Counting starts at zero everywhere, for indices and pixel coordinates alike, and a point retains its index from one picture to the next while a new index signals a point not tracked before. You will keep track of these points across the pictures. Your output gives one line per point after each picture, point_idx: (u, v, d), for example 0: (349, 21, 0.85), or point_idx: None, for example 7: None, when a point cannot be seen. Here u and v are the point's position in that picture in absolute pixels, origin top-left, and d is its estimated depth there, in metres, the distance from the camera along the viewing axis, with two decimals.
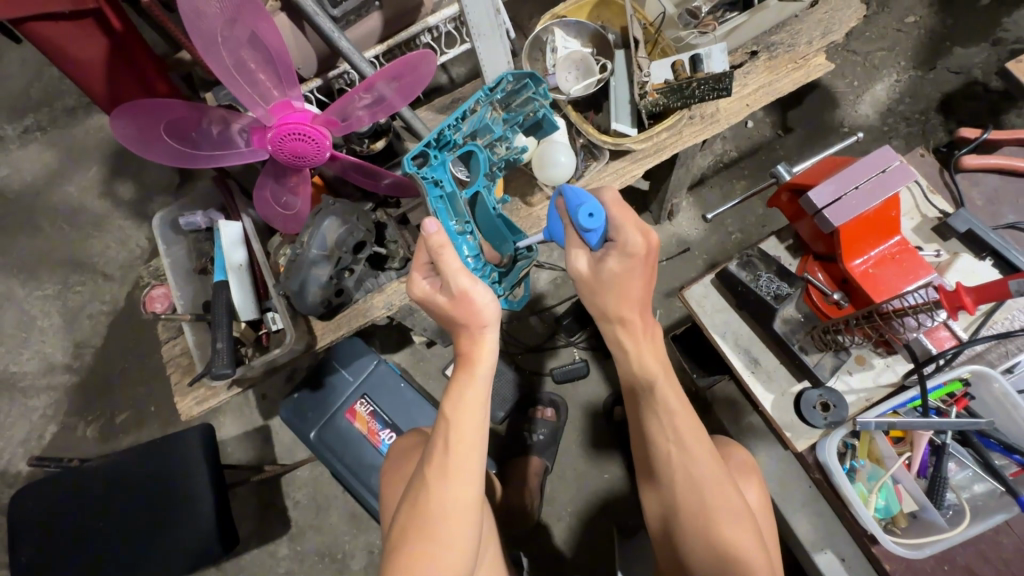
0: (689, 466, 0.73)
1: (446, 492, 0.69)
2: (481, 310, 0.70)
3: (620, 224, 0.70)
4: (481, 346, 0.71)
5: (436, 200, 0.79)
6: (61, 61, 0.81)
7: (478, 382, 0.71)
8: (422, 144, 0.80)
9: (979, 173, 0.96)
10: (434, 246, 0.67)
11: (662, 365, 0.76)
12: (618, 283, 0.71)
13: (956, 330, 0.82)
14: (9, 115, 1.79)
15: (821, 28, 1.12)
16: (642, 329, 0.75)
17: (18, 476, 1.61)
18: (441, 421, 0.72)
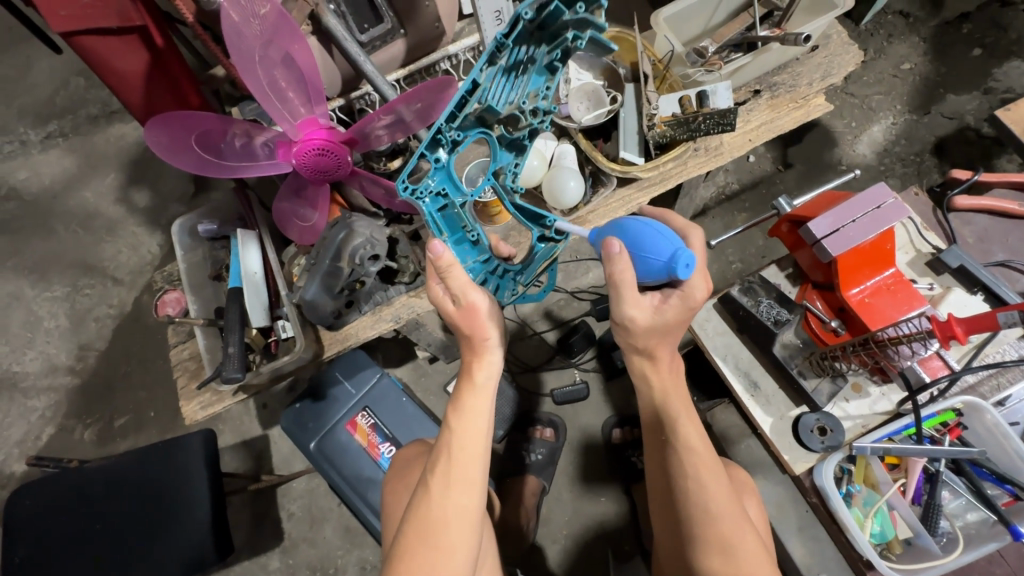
0: (705, 499, 0.72)
1: (449, 501, 0.70)
2: (484, 323, 0.72)
3: (693, 284, 0.69)
4: (487, 360, 0.74)
5: (434, 212, 0.75)
6: (102, 70, 0.85)
7: (480, 394, 0.74)
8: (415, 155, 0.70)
9: (970, 212, 1.00)
10: (442, 266, 0.68)
11: (674, 391, 0.77)
12: (666, 330, 0.72)
13: (947, 359, 0.84)
14: (33, 120, 1.84)
15: (821, 71, 1.18)
16: (665, 364, 0.77)
17: (12, 476, 1.60)
18: (445, 430, 0.74)
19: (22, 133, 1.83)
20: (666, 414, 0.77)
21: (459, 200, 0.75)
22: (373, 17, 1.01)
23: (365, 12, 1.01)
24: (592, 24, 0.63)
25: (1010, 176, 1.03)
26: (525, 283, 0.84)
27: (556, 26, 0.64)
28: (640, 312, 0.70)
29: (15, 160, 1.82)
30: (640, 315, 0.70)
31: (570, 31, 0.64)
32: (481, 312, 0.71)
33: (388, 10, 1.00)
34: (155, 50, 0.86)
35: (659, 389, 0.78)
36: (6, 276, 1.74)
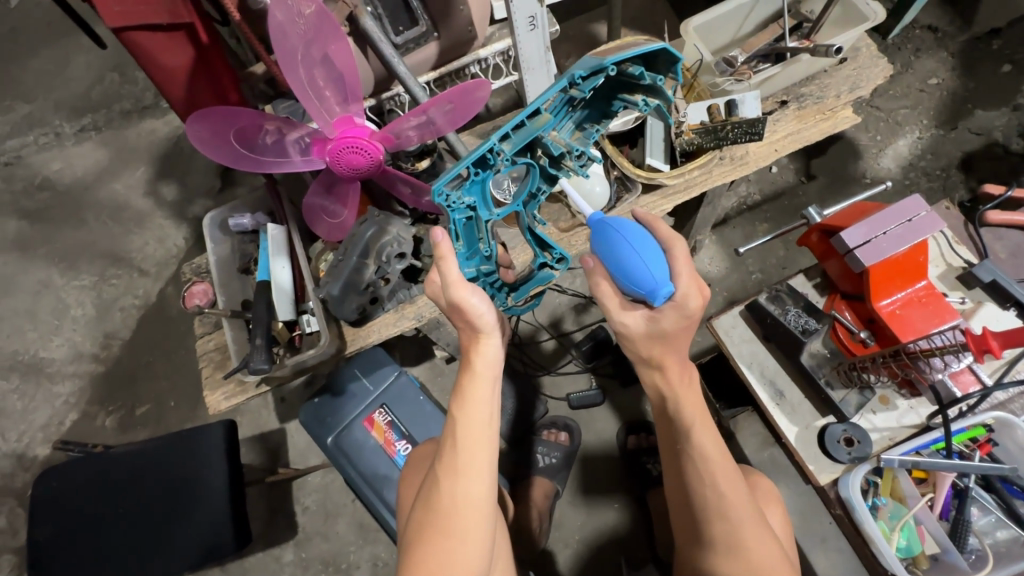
0: (723, 506, 0.72)
1: (458, 490, 0.70)
2: (478, 317, 0.72)
3: (684, 292, 0.67)
4: (484, 348, 0.74)
5: (459, 220, 0.77)
6: (148, 64, 0.87)
7: (481, 380, 0.74)
8: (460, 165, 0.73)
9: (1001, 227, 0.99)
10: (436, 254, 0.71)
11: (686, 398, 0.74)
12: (669, 337, 0.70)
13: (978, 373, 0.83)
14: (68, 114, 1.89)
15: (849, 83, 1.19)
16: (675, 375, 0.74)
17: (34, 460, 1.62)
18: (449, 420, 0.74)
19: (58, 126, 1.89)
20: (678, 418, 0.75)
21: (487, 218, 0.76)
22: (408, 20, 1.03)
23: (400, 15, 1.03)
24: (659, 95, 0.70)
25: None
26: (515, 299, 0.85)
27: (627, 86, 0.71)
28: (631, 320, 0.70)
29: (49, 152, 1.87)
30: (634, 323, 0.70)
31: (637, 93, 0.72)
32: (471, 309, 0.71)
33: (423, 12, 1.02)
34: (199, 46, 0.88)
35: (670, 394, 0.75)
36: (37, 264, 1.78)
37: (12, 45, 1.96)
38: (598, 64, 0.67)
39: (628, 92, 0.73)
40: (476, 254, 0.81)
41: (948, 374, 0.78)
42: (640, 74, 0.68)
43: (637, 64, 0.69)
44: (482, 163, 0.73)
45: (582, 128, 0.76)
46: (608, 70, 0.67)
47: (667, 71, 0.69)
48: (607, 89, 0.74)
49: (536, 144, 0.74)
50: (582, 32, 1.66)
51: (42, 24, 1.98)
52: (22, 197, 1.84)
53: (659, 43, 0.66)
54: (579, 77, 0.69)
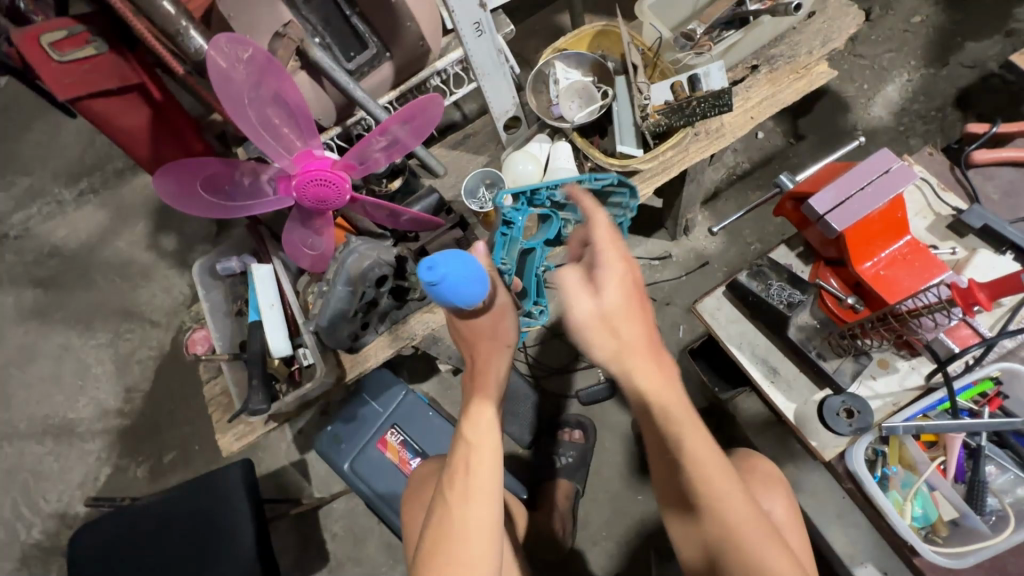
0: (725, 507, 0.64)
1: (467, 517, 0.65)
2: (507, 328, 0.75)
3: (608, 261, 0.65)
4: (495, 364, 0.73)
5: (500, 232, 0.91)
6: (107, 129, 0.89)
7: (494, 401, 0.71)
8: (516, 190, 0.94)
9: (992, 167, 0.94)
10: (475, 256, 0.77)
11: (669, 399, 0.62)
12: (625, 314, 0.62)
13: (978, 327, 0.79)
14: (65, 180, 1.94)
15: (820, 38, 1.15)
16: (656, 372, 0.62)
17: (76, 517, 1.68)
18: (459, 444, 0.70)
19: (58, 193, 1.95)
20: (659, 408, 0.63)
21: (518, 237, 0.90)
22: (358, 44, 1.03)
23: (349, 40, 1.03)
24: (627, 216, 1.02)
25: None
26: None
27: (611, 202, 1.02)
28: (577, 302, 0.63)
29: (53, 220, 1.92)
30: (583, 306, 0.63)
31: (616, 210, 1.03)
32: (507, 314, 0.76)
33: (371, 35, 1.03)
34: (155, 105, 0.90)
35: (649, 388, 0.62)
36: (55, 329, 1.83)
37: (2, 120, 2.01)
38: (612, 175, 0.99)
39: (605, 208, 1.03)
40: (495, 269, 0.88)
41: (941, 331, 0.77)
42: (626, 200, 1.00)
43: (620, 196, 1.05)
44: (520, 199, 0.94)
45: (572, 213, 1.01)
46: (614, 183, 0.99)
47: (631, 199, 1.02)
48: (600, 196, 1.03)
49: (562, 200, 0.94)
50: (547, 25, 1.63)
51: (30, 98, 2.05)
52: (33, 266, 1.89)
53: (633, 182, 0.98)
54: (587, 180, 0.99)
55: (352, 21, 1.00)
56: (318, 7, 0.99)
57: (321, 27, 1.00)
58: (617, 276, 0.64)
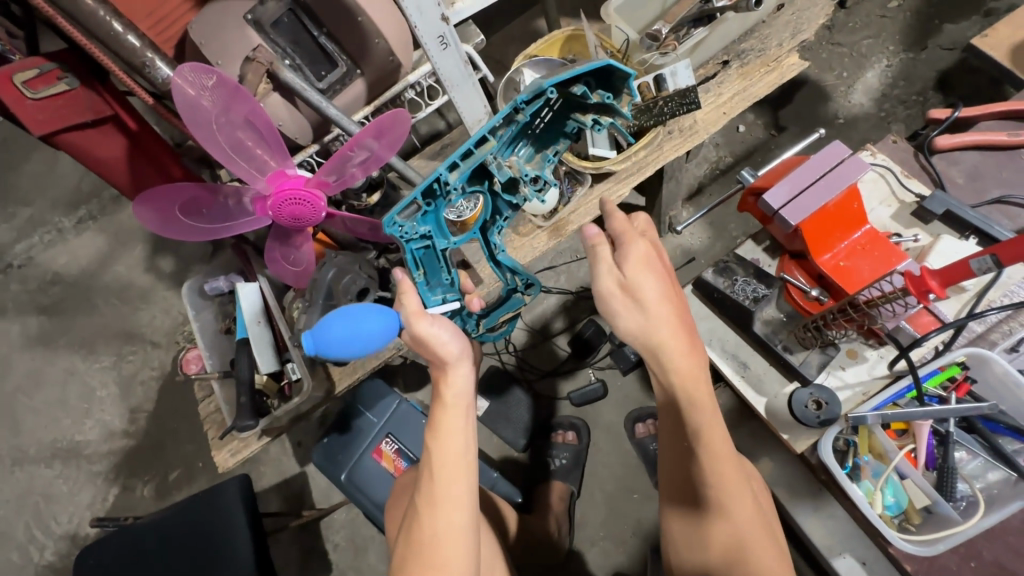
0: (724, 494, 0.71)
1: (438, 522, 0.67)
2: (443, 348, 0.72)
3: (625, 239, 0.71)
4: (453, 379, 0.72)
5: (415, 249, 0.81)
6: (87, 160, 0.94)
7: (453, 413, 0.72)
8: (411, 196, 0.76)
9: (958, 151, 0.97)
10: (403, 289, 0.75)
11: (696, 381, 0.70)
12: (664, 294, 0.69)
13: (940, 313, 0.83)
14: (65, 209, 1.91)
15: (790, 30, 1.15)
16: (683, 354, 0.69)
17: (85, 538, 1.70)
18: (425, 455, 0.71)
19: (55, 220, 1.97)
20: (692, 398, 0.70)
21: (444, 246, 0.81)
22: (328, 63, 1.04)
23: (320, 60, 1.04)
24: (613, 112, 0.73)
25: (994, 107, 0.98)
26: (484, 328, 0.90)
27: (579, 106, 0.74)
28: (648, 284, 0.69)
29: (54, 248, 1.90)
30: (652, 287, 0.69)
31: (590, 113, 0.75)
32: (433, 338, 0.72)
33: (341, 53, 1.04)
34: (130, 133, 0.95)
35: (681, 370, 0.69)
36: (60, 354, 1.82)
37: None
38: (537, 87, 0.68)
39: (579, 112, 0.76)
40: (439, 283, 0.85)
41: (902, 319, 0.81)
42: (586, 94, 0.70)
43: (585, 82, 0.71)
44: (431, 194, 0.77)
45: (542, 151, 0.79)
46: (550, 91, 0.68)
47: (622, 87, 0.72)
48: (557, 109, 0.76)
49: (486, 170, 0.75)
50: (525, 31, 1.65)
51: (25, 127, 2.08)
52: (37, 293, 1.87)
53: (603, 60, 0.68)
54: (521, 103, 0.70)
55: (320, 41, 1.01)
56: (286, 29, 1.00)
57: (291, 48, 1.01)
58: (641, 255, 0.70)
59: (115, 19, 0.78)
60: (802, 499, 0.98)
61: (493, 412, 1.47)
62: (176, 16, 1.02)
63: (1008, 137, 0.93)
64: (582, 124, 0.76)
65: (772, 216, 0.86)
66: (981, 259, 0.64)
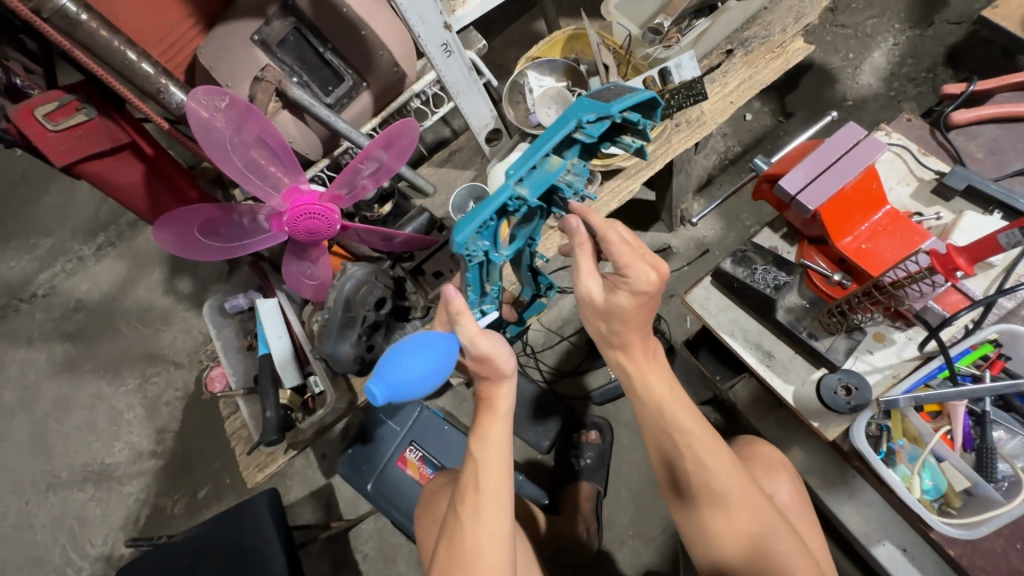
0: (710, 479, 0.72)
1: (481, 532, 0.67)
2: (500, 365, 0.69)
3: (632, 265, 0.69)
4: (503, 391, 0.72)
5: (473, 267, 0.71)
6: (107, 188, 0.97)
7: (501, 424, 0.72)
8: (479, 208, 0.65)
9: (972, 126, 0.95)
10: (455, 312, 0.67)
11: (653, 371, 0.77)
12: (624, 315, 0.73)
13: (968, 291, 0.81)
14: (83, 236, 1.95)
15: (793, 14, 1.14)
16: (640, 350, 0.77)
17: (119, 559, 1.72)
18: (469, 462, 0.71)
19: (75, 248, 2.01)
20: (649, 399, 0.75)
21: (499, 259, 0.72)
22: (334, 77, 1.06)
23: (326, 75, 1.05)
24: (646, 137, 0.71)
25: (1007, 79, 0.96)
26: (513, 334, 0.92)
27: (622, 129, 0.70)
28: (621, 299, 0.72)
29: (76, 275, 1.93)
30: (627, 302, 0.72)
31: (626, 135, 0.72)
32: (495, 355, 0.68)
33: (346, 67, 1.05)
34: (148, 159, 0.97)
35: (637, 373, 0.77)
36: (86, 379, 1.86)
37: (10, 188, 2.00)
38: (606, 110, 0.64)
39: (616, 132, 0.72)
40: (487, 295, 0.79)
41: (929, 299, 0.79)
42: (638, 121, 0.67)
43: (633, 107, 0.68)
44: (500, 210, 0.67)
45: None
46: (616, 116, 0.65)
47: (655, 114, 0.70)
48: (597, 129, 0.71)
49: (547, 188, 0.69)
50: (525, 33, 1.66)
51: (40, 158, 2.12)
52: (62, 321, 1.91)
53: (652, 93, 0.67)
54: (587, 122, 0.65)
55: (326, 56, 1.03)
56: (292, 47, 1.01)
57: (298, 66, 1.03)
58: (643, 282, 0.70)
59: (129, 48, 0.80)
60: (833, 488, 0.97)
61: (515, 415, 1.47)
62: (185, 41, 1.04)
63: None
64: (619, 147, 0.72)
65: (789, 203, 0.85)
66: (1009, 233, 0.65)
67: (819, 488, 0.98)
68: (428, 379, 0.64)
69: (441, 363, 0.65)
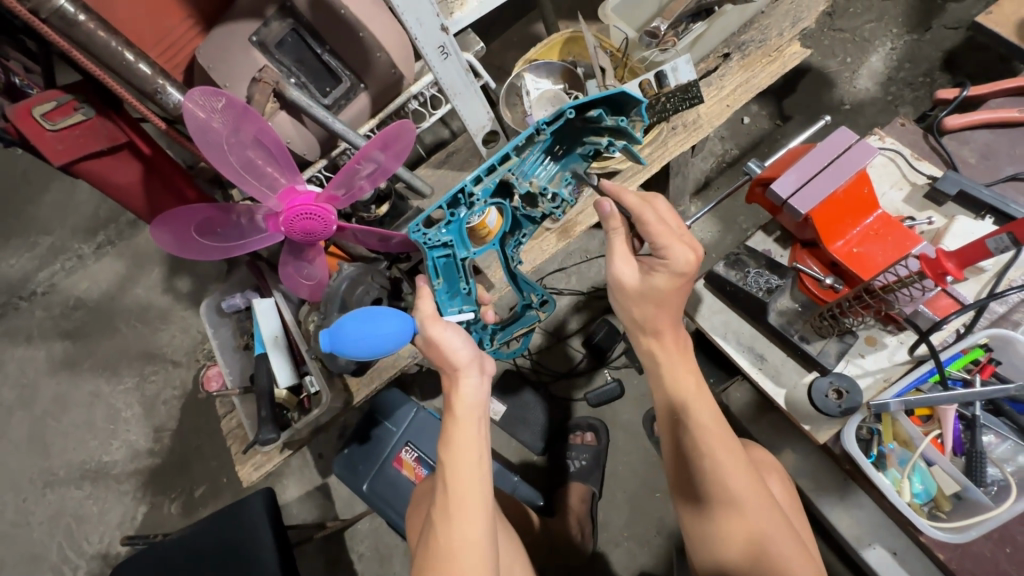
0: (722, 477, 0.73)
1: (453, 532, 0.67)
2: (454, 355, 0.75)
3: (669, 245, 0.73)
4: (462, 387, 0.74)
5: (437, 257, 0.83)
6: (106, 188, 0.97)
7: (464, 422, 0.73)
8: (435, 204, 0.81)
9: (966, 131, 0.96)
10: (416, 295, 0.78)
11: (679, 366, 0.79)
12: (660, 298, 0.76)
13: (958, 295, 0.82)
14: (83, 235, 1.95)
15: (790, 18, 1.14)
16: (670, 339, 0.80)
17: (115, 557, 1.73)
18: (439, 464, 0.72)
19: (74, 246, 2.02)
20: (675, 394, 0.77)
21: (465, 255, 0.82)
22: (331, 78, 1.06)
23: (323, 76, 1.06)
24: (627, 135, 0.77)
25: (1000, 84, 0.97)
26: (501, 342, 0.89)
27: (593, 130, 0.79)
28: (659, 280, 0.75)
29: (75, 274, 1.94)
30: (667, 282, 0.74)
31: (605, 136, 0.79)
32: (444, 343, 0.75)
33: (344, 68, 1.06)
34: (146, 159, 0.97)
35: (666, 365, 0.79)
36: (84, 377, 1.86)
37: (10, 186, 2.01)
38: (557, 110, 0.75)
39: (595, 135, 0.81)
40: (458, 294, 0.85)
41: (921, 303, 0.80)
42: (600, 118, 0.75)
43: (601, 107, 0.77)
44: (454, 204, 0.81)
45: (561, 171, 0.84)
46: (566, 113, 0.75)
47: (635, 113, 0.76)
48: (573, 136, 0.82)
49: (509, 186, 0.81)
50: (524, 36, 1.66)
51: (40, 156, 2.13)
52: (60, 319, 1.91)
53: (618, 89, 0.73)
54: (542, 125, 0.76)
55: (324, 58, 1.03)
56: (290, 49, 1.01)
57: (295, 67, 1.03)
58: (683, 260, 0.73)
59: (126, 49, 0.80)
60: (826, 491, 0.97)
61: (511, 416, 1.47)
62: (184, 42, 1.05)
63: (1021, 114, 0.92)
64: (598, 148, 0.81)
65: (781, 207, 0.85)
66: (998, 238, 0.65)
67: (812, 491, 0.99)
68: (369, 344, 0.75)
69: (385, 334, 0.75)
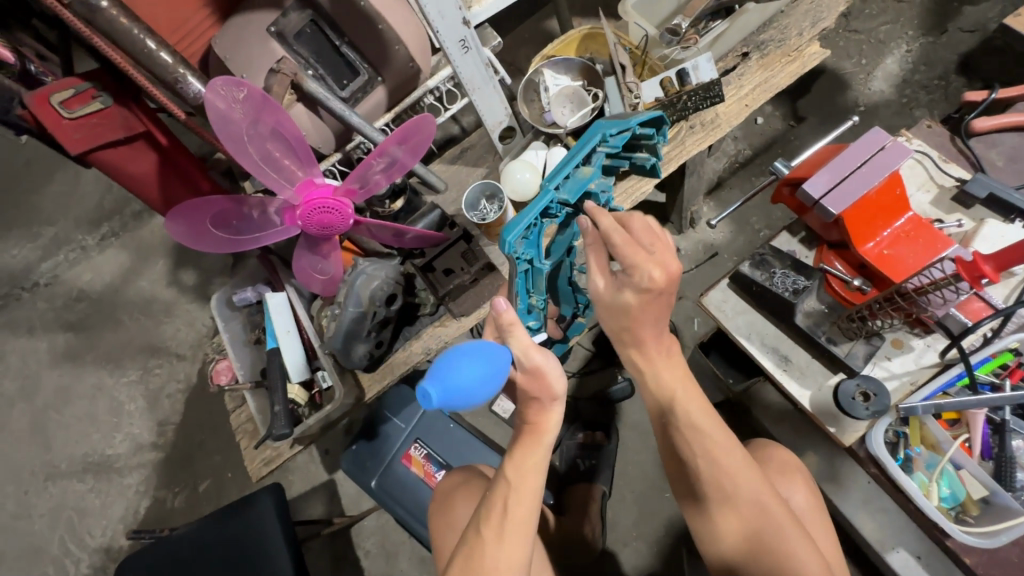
0: (720, 476, 0.73)
1: (501, 556, 0.66)
2: (554, 386, 0.68)
3: (635, 264, 0.68)
4: (548, 417, 0.70)
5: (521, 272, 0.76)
6: (121, 179, 0.96)
7: (542, 452, 0.70)
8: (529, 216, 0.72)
9: (993, 134, 0.95)
10: (506, 324, 0.68)
11: (668, 371, 0.75)
12: (632, 317, 0.72)
13: (991, 299, 0.80)
14: (87, 227, 1.93)
15: (810, 18, 1.14)
16: (653, 349, 0.76)
17: (118, 551, 1.71)
18: (502, 481, 0.70)
19: None
20: (666, 396, 0.75)
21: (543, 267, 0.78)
22: (350, 71, 1.05)
23: (342, 69, 1.05)
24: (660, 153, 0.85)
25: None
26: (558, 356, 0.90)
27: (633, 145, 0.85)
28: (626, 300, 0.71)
29: (79, 265, 1.92)
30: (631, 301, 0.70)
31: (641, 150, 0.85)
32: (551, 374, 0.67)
33: (362, 61, 1.04)
34: (162, 150, 0.96)
35: (647, 368, 0.76)
36: (88, 370, 1.85)
37: (13, 175, 1.99)
38: (625, 124, 0.79)
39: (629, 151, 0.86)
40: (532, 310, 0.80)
41: (952, 306, 0.79)
42: (650, 134, 0.82)
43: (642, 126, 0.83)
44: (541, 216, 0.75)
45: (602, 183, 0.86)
46: (633, 129, 0.80)
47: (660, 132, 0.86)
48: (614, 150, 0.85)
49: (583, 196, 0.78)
50: (536, 32, 1.65)
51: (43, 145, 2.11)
52: (63, 311, 1.89)
53: (658, 111, 0.83)
54: (609, 135, 0.79)
55: (342, 50, 1.02)
56: (308, 40, 1.00)
57: (313, 59, 1.02)
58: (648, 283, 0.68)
59: (148, 36, 0.78)
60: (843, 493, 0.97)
61: None
62: (200, 31, 1.04)
63: None
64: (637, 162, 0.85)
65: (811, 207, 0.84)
66: None
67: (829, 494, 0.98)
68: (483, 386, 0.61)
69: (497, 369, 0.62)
